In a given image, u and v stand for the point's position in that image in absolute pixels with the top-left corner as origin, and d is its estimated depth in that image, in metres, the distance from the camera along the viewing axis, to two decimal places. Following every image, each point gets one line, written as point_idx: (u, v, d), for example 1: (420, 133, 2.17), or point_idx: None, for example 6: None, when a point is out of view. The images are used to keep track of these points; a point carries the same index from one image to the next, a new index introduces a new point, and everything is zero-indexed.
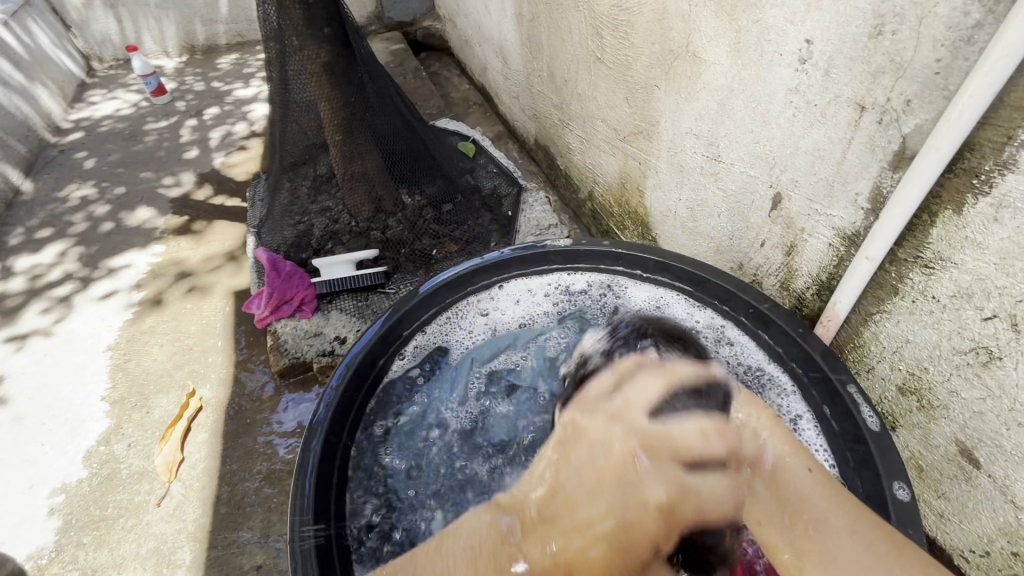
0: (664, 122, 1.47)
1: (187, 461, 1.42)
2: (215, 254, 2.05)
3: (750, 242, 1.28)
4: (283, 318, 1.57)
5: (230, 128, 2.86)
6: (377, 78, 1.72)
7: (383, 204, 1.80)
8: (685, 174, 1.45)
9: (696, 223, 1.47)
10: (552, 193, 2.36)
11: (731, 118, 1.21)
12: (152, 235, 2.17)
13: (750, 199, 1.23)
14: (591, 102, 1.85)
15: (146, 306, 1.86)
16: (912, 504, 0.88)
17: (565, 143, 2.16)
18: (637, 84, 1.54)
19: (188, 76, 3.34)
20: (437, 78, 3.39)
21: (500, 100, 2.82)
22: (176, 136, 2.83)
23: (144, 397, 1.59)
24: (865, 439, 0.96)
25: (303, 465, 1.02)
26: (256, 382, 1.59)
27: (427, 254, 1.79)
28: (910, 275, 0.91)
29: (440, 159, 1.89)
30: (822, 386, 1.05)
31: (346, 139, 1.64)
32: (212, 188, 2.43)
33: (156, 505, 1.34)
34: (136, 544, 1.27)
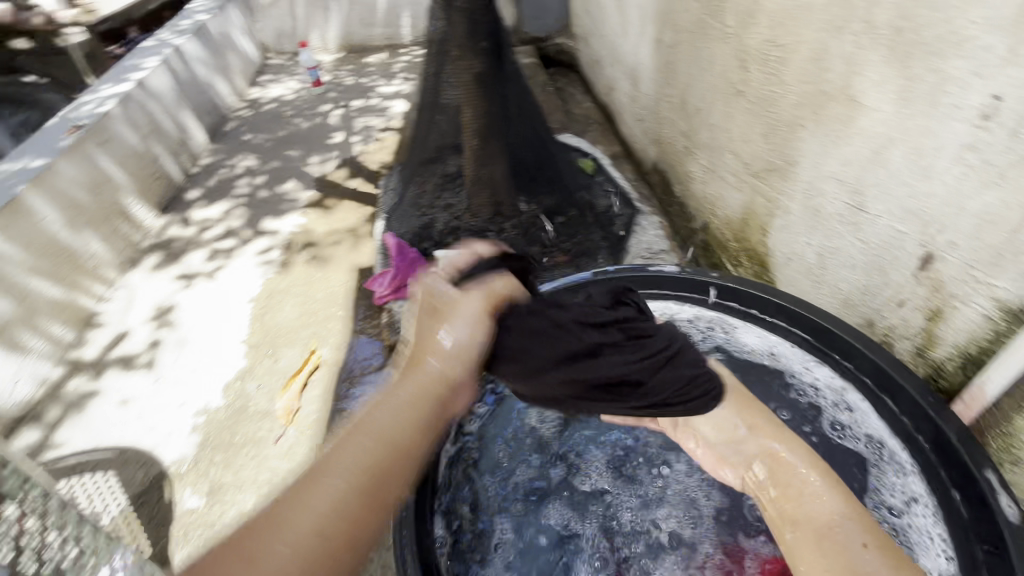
0: (803, 162, 1.42)
1: (303, 409, 1.60)
2: (346, 231, 2.29)
3: (884, 300, 1.21)
4: (401, 299, 1.73)
5: (371, 121, 3.16)
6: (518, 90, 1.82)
7: (502, 209, 1.91)
8: (818, 219, 1.39)
9: (822, 270, 1.41)
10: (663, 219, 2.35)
11: (885, 167, 1.15)
12: (297, 207, 2.47)
13: (893, 255, 1.16)
14: (722, 134, 1.83)
15: (286, 269, 2.12)
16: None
17: (686, 171, 2.14)
18: (778, 121, 1.51)
19: (342, 71, 3.74)
20: (562, 93, 3.49)
21: (623, 121, 2.85)
22: (326, 123, 3.18)
23: (275, 346, 1.82)
24: (1000, 531, 0.88)
25: None
26: (367, 351, 1.76)
27: (536, 260, 1.87)
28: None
29: (564, 174, 1.96)
30: (954, 467, 0.97)
31: (482, 145, 1.75)
32: (350, 173, 2.71)
33: (275, 442, 1.53)
34: (255, 472, 1.47)
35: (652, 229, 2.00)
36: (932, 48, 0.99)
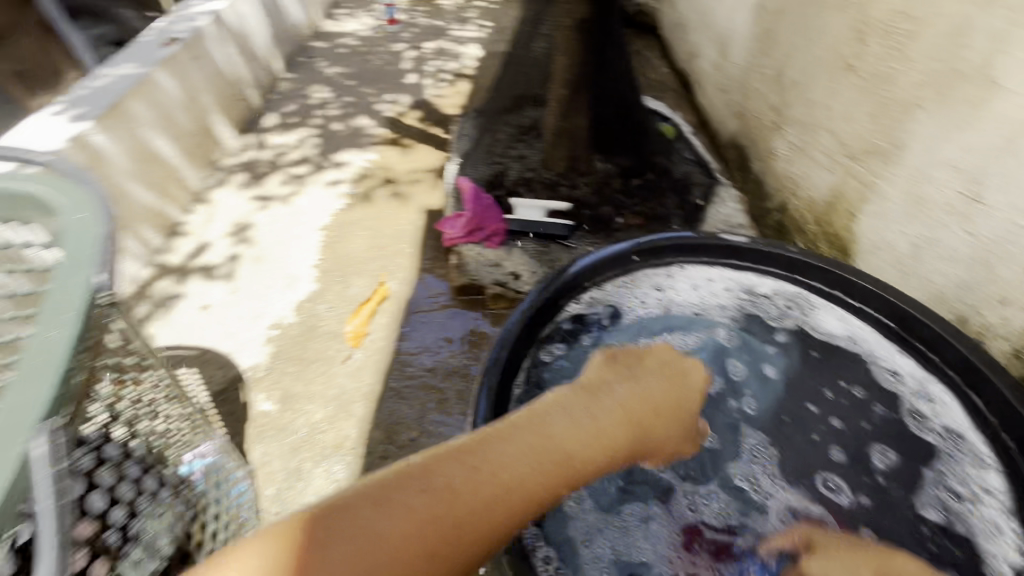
0: (913, 147, 1.35)
1: (370, 335, 1.69)
2: (416, 172, 2.32)
3: (983, 297, 1.17)
4: (472, 243, 1.70)
5: (444, 65, 3.13)
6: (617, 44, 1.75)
7: (577, 164, 1.89)
8: (919, 208, 1.34)
9: (914, 262, 1.36)
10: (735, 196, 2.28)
11: (1015, 157, 1.09)
12: (368, 144, 2.50)
13: (1006, 249, 1.11)
14: (821, 110, 1.74)
15: (357, 202, 2.18)
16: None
17: (770, 148, 2.06)
18: (892, 100, 1.43)
19: (417, 11, 3.68)
20: (638, 56, 3.36)
21: (703, 89, 2.73)
22: (399, 63, 3.16)
23: (345, 274, 1.89)
24: None
25: (486, 380, 1.07)
26: (432, 290, 1.82)
27: (609, 221, 1.86)
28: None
29: (645, 133, 1.91)
30: None
31: (570, 95, 1.73)
32: (421, 115, 2.71)
33: (343, 362, 1.61)
34: (324, 386, 1.55)
35: (730, 202, 1.95)
36: None
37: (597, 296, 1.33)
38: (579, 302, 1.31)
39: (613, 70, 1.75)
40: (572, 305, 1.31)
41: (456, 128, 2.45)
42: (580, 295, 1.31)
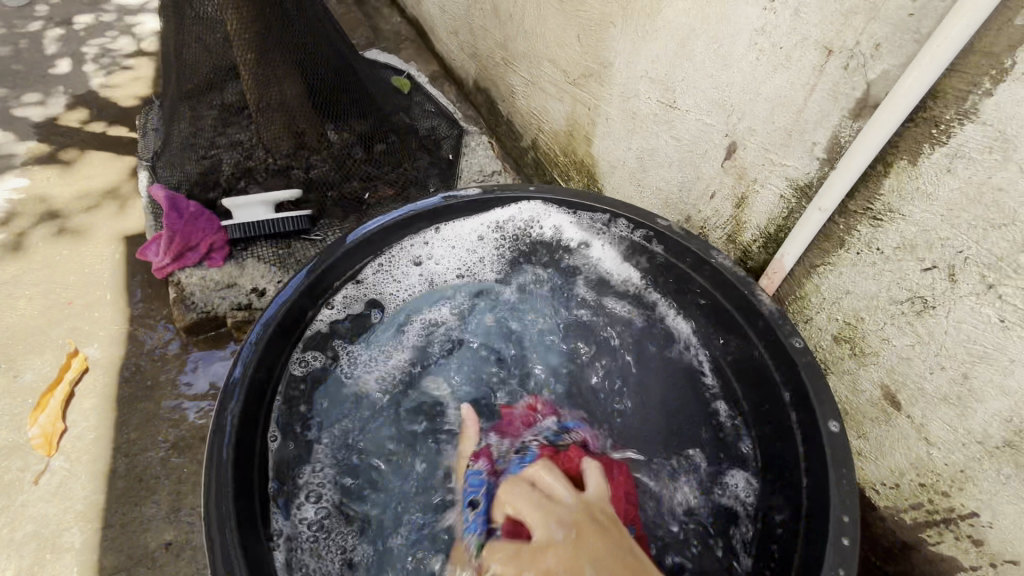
0: (617, 64, 1.39)
1: (71, 431, 1.21)
2: (98, 190, 1.74)
3: (699, 193, 1.27)
4: (188, 267, 1.36)
5: (110, 42, 2.39)
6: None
7: (305, 140, 1.56)
8: (636, 122, 1.39)
9: (644, 174, 1.43)
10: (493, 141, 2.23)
11: (690, 60, 1.16)
12: (11, 166, 1.80)
13: (704, 149, 1.20)
14: (538, 40, 1.72)
15: (8, 252, 1.55)
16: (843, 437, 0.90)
17: (508, 86, 2.02)
18: (591, 20, 1.44)
19: None
20: (364, 6, 3.04)
21: (436, 34, 2.57)
22: (38, 47, 2.33)
23: (10, 358, 1.33)
24: (798, 373, 0.97)
25: (221, 423, 0.89)
26: (157, 339, 1.39)
27: (358, 198, 1.63)
28: (858, 228, 0.92)
29: (371, 92, 1.66)
30: (760, 329, 1.05)
31: (259, 59, 1.38)
32: (91, 113, 2.04)
33: (33, 484, 1.13)
34: (8, 530, 1.08)
35: (481, 149, 1.87)
36: None
37: (352, 288, 1.20)
38: (332, 301, 1.16)
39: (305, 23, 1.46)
40: (326, 307, 1.16)
41: (145, 117, 1.87)
42: (334, 294, 1.16)
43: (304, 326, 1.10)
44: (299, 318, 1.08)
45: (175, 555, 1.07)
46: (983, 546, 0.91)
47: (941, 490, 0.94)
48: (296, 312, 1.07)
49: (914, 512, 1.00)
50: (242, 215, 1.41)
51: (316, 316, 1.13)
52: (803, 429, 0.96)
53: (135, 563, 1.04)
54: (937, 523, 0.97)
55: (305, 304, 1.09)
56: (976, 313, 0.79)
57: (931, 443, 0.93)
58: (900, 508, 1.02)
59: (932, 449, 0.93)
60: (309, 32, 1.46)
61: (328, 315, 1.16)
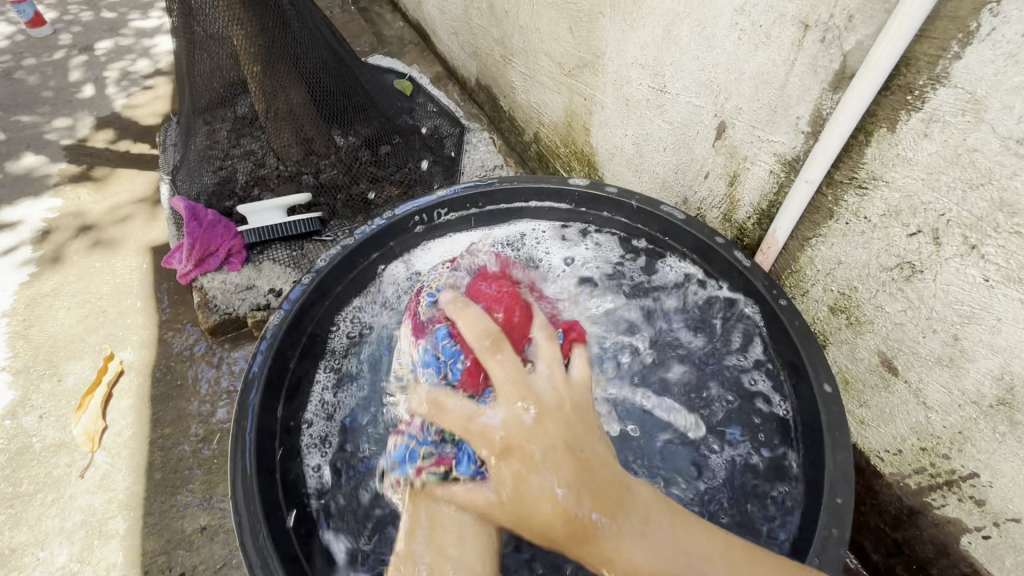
0: (609, 53, 1.42)
1: (111, 429, 1.30)
2: (124, 205, 1.85)
3: (693, 174, 1.29)
4: (209, 272, 1.45)
5: (130, 65, 2.51)
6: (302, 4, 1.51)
7: (314, 146, 1.64)
8: (630, 109, 1.42)
9: (641, 159, 1.46)
10: (497, 137, 2.27)
11: (676, 45, 1.18)
12: (45, 187, 1.92)
13: (696, 131, 1.22)
14: (533, 35, 1.75)
15: (46, 267, 1.66)
16: (836, 396, 0.92)
17: (508, 82, 2.06)
18: (581, 12, 1.47)
19: (72, 4, 2.88)
20: (368, 14, 3.11)
21: (438, 37, 2.62)
22: (64, 74, 2.46)
23: (53, 364, 1.43)
24: (792, 342, 1.00)
25: (241, 418, 0.96)
26: (184, 341, 1.47)
27: (365, 198, 1.69)
28: (844, 198, 0.93)
29: (374, 96, 1.72)
30: (754, 301, 1.08)
31: (267, 71, 1.47)
32: (114, 133, 2.16)
33: (79, 477, 1.23)
34: (59, 519, 1.17)
35: (484, 145, 1.92)
36: None
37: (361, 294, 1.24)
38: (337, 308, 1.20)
39: (307, 34, 1.50)
40: (336, 313, 1.20)
41: (165, 134, 1.97)
42: (340, 299, 1.20)
43: (317, 331, 1.16)
44: (307, 322, 1.14)
45: (210, 538, 1.14)
46: (985, 506, 0.92)
47: (941, 453, 0.95)
48: (302, 319, 1.12)
49: (918, 476, 1.01)
50: (258, 222, 1.48)
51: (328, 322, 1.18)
52: (799, 393, 0.98)
53: (174, 546, 1.13)
54: (940, 486, 0.98)
55: (312, 312, 1.15)
56: (962, 274, 0.81)
57: (930, 407, 0.94)
58: (906, 474, 1.03)
59: (931, 412, 0.94)
60: (311, 41, 1.50)
61: (342, 321, 1.21)
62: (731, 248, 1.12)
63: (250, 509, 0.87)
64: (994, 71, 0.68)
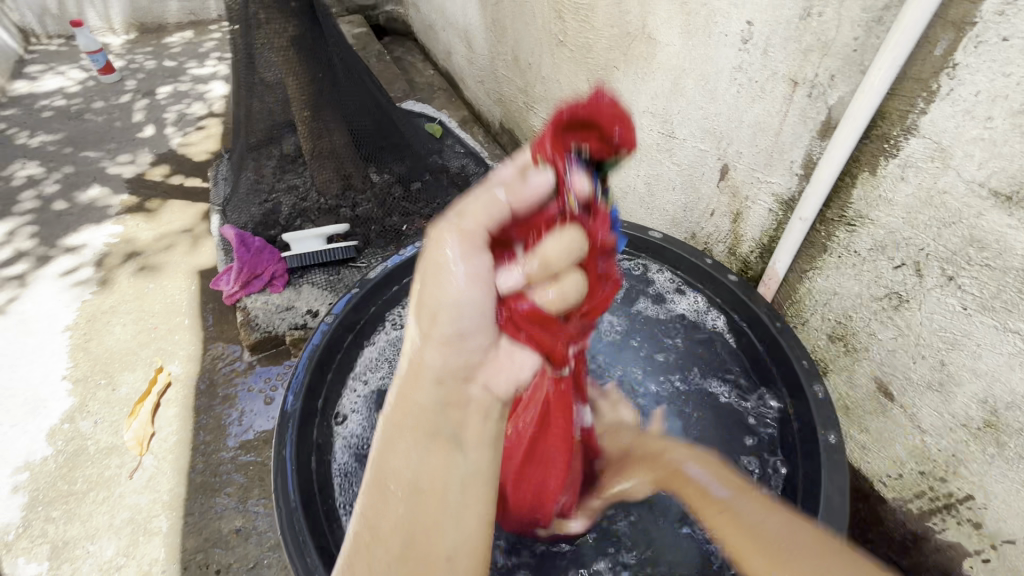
0: (623, 101, 1.56)
1: (158, 435, 1.41)
2: (177, 231, 2.04)
3: (700, 212, 1.40)
4: (254, 292, 1.58)
5: (186, 107, 2.77)
6: (346, 56, 1.69)
7: (352, 181, 1.80)
8: (642, 152, 1.54)
9: (652, 197, 1.57)
10: None
11: (683, 96, 1.31)
12: (108, 215, 2.12)
13: (701, 172, 1.34)
14: (554, 84, 1.91)
15: (106, 285, 1.83)
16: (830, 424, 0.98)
17: (530, 126, 2.22)
18: (597, 65, 1.62)
19: (138, 54, 3.20)
20: (401, 63, 3.37)
21: (466, 85, 2.83)
22: (129, 115, 2.73)
23: (108, 374, 1.57)
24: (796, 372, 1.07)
25: (282, 440, 1.04)
26: (227, 356, 1.60)
27: (397, 230, 1.82)
28: (836, 233, 1.02)
29: (408, 138, 1.88)
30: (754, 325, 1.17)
31: (314, 115, 1.64)
32: (170, 168, 2.37)
33: (128, 478, 1.33)
34: (108, 516, 1.27)
35: None
36: None
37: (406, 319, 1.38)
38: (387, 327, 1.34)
39: (351, 82, 1.68)
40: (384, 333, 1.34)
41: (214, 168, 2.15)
42: (390, 318, 1.34)
43: (363, 347, 1.30)
44: (356, 338, 1.28)
45: (243, 539, 1.23)
46: (983, 529, 0.96)
47: (938, 476, 1.00)
48: (350, 334, 1.26)
49: (919, 500, 1.05)
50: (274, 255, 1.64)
51: (375, 338, 1.32)
52: (799, 413, 1.05)
53: (210, 545, 1.21)
54: (940, 510, 1.02)
55: (362, 329, 1.29)
56: (943, 303, 0.88)
57: (925, 431, 0.99)
58: (908, 498, 1.07)
59: (926, 436, 0.99)
60: (354, 89, 1.68)
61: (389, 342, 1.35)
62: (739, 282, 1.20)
63: (292, 500, 0.97)
64: (955, 125, 0.78)
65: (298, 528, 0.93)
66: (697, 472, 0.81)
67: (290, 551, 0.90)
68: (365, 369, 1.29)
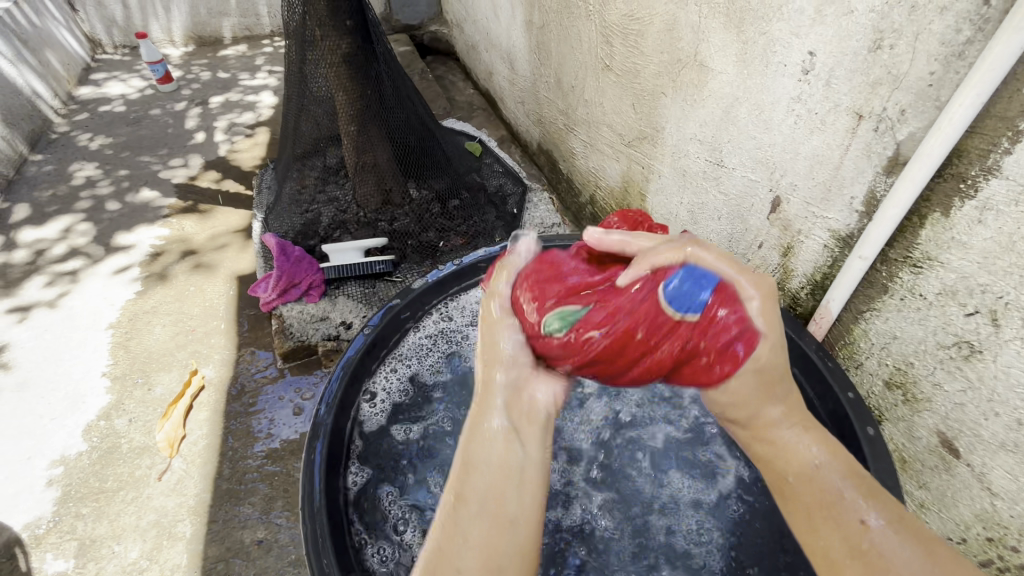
0: (669, 128, 1.53)
1: (188, 438, 1.42)
2: (219, 234, 2.09)
3: (746, 244, 1.35)
4: (290, 302, 1.59)
5: (236, 117, 2.87)
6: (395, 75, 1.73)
7: (391, 197, 1.82)
8: (688, 179, 1.51)
9: (695, 226, 1.53)
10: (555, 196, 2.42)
11: (734, 124, 1.27)
12: (156, 217, 2.20)
13: (750, 203, 1.29)
14: (597, 108, 1.90)
15: (150, 285, 1.89)
16: (890, 474, 0.92)
17: (569, 147, 2.21)
18: (644, 91, 1.60)
19: (195, 65, 3.35)
20: (443, 81, 3.43)
21: (505, 105, 2.86)
22: (182, 122, 2.84)
23: (146, 374, 1.60)
24: (843, 410, 1.02)
25: (311, 453, 1.03)
26: (258, 364, 1.61)
27: (434, 246, 1.82)
28: (899, 275, 0.96)
29: (449, 157, 1.90)
30: (801, 363, 1.11)
31: (360, 130, 1.67)
32: (217, 175, 2.45)
33: (157, 480, 1.34)
34: (136, 517, 1.28)
35: (542, 205, 2.05)
36: (759, 13, 1.10)
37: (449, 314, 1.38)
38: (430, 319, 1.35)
39: (397, 99, 1.71)
40: (424, 326, 1.35)
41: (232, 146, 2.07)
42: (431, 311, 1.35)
43: (402, 339, 1.30)
44: (396, 331, 1.28)
45: (265, 552, 1.21)
46: None
47: (1009, 545, 0.92)
48: (388, 331, 1.26)
49: (984, 569, 0.97)
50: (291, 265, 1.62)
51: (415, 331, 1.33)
52: (850, 461, 0.99)
53: (232, 555, 1.20)
54: None
55: (404, 321, 1.30)
56: (1021, 357, 0.82)
57: (996, 494, 0.91)
58: None
59: (997, 500, 0.91)
60: (400, 106, 1.71)
61: (428, 335, 1.35)
62: (788, 318, 1.13)
63: (313, 495, 0.98)
64: None
65: (321, 540, 0.92)
66: (787, 457, 0.80)
67: (308, 552, 0.91)
68: (399, 360, 1.30)
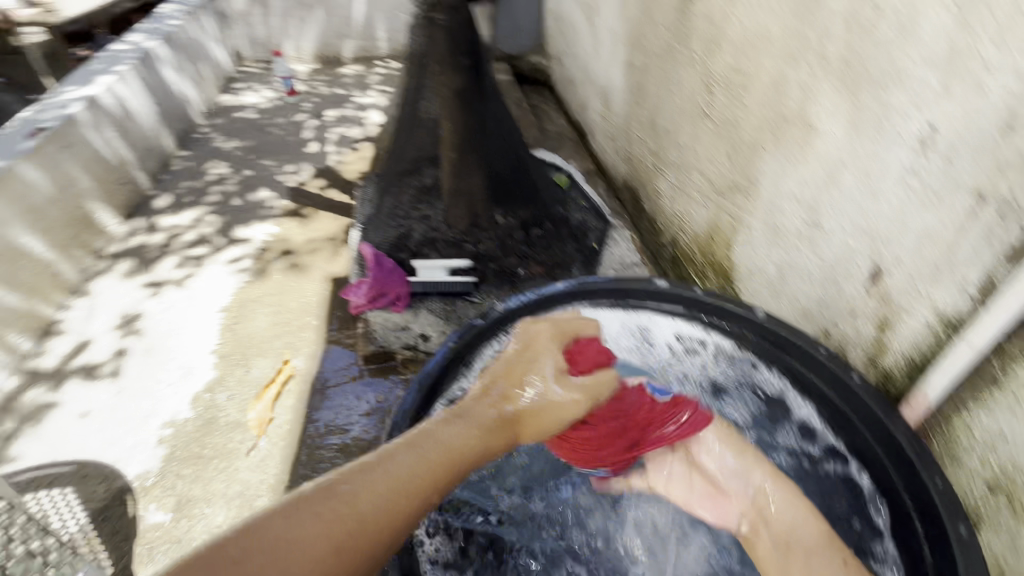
0: (764, 183, 1.50)
1: (274, 421, 1.59)
2: (320, 237, 2.30)
3: (837, 311, 1.30)
4: (378, 309, 1.73)
5: (347, 130, 3.15)
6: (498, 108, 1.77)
7: (479, 221, 1.77)
8: (779, 236, 1.47)
9: (782, 284, 1.49)
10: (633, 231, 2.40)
11: (836, 188, 1.24)
12: (270, 216, 2.46)
13: (847, 269, 1.24)
14: (690, 153, 1.89)
15: (258, 276, 2.11)
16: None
17: (656, 187, 2.20)
18: (742, 142, 1.58)
19: (317, 80, 3.72)
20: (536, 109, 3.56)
21: (595, 138, 2.92)
22: (301, 131, 3.16)
23: (246, 356, 1.78)
24: (932, 504, 0.95)
25: None
26: (342, 361, 1.75)
27: (513, 272, 1.84)
28: (1013, 369, 0.90)
29: (539, 186, 1.89)
30: (890, 447, 1.05)
31: (459, 155, 1.63)
32: (324, 182, 2.70)
33: (245, 454, 1.52)
34: (225, 485, 1.46)
35: (624, 243, 2.09)
36: (878, 79, 1.08)
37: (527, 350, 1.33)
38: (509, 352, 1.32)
39: (497, 130, 1.70)
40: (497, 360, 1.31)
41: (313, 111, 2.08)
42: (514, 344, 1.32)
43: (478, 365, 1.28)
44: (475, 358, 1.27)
45: None
46: None
47: None
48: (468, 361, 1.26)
49: None
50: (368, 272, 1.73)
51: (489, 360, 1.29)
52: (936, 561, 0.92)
53: None
54: None
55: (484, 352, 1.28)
56: None
57: None
58: None
59: None
60: (500, 136, 1.71)
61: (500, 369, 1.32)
62: (874, 397, 1.08)
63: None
64: None
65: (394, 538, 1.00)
66: None
67: None
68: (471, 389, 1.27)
